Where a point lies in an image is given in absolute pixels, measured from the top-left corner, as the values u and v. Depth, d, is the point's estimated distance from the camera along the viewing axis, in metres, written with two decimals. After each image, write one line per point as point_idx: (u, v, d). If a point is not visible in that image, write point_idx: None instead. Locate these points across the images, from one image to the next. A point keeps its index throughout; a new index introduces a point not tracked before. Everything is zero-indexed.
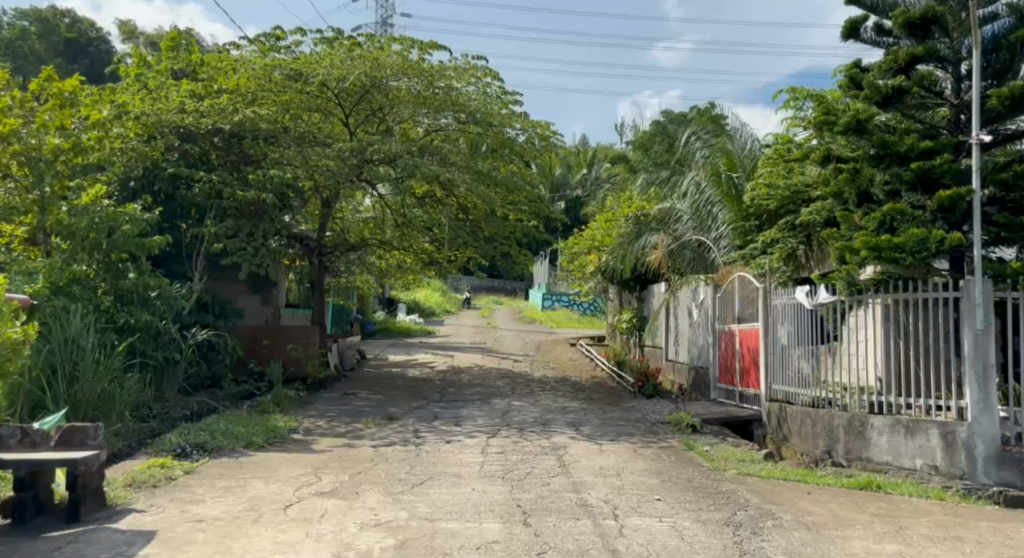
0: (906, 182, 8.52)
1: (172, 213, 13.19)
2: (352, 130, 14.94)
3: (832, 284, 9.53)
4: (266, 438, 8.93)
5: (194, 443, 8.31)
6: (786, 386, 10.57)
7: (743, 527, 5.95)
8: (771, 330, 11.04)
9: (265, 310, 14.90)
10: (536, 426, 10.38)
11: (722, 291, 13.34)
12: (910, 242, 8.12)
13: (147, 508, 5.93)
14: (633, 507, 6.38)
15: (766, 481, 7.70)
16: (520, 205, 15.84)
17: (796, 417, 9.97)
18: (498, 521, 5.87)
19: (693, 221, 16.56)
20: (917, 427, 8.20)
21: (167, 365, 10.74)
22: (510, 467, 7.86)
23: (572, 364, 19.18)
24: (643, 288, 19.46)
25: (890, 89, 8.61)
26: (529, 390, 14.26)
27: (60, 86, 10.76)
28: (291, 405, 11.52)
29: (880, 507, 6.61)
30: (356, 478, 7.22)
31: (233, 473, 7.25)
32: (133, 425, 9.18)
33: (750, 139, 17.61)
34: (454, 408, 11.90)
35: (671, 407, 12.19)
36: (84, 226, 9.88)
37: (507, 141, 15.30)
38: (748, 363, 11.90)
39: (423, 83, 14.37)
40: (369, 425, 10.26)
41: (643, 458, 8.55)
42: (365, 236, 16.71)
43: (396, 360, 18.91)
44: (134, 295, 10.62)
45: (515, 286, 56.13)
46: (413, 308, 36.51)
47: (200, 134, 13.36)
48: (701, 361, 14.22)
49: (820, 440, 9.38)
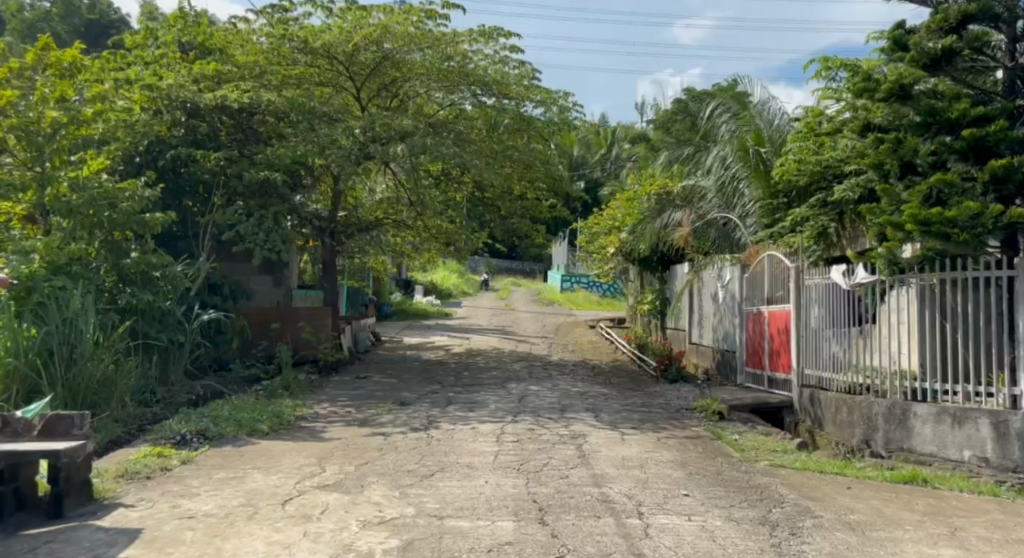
0: (956, 152, 7.96)
1: (177, 191, 12.78)
2: (364, 104, 14.44)
3: (871, 263, 8.92)
4: (271, 425, 8.49)
5: (195, 431, 7.88)
6: (818, 371, 9.99)
7: (781, 527, 5.44)
8: (804, 313, 10.41)
9: (276, 291, 14.54)
10: (554, 412, 9.90)
11: (750, 272, 12.73)
12: (963, 216, 7.49)
13: (136, 503, 5.51)
14: (659, 504, 5.90)
15: (802, 474, 7.16)
16: (538, 182, 15.28)
17: (830, 403, 9.41)
18: (513, 519, 5.40)
19: (719, 201, 16.00)
20: (965, 416, 7.62)
21: (172, 347, 10.34)
22: (526, 458, 7.38)
23: (591, 347, 18.68)
24: (665, 269, 18.84)
25: (939, 51, 8.11)
26: (547, 374, 13.79)
27: (60, 56, 10.32)
28: (300, 390, 11.12)
29: (929, 505, 6.06)
30: (363, 469, 6.79)
31: (232, 463, 6.84)
32: (135, 411, 8.79)
33: (779, 114, 16.91)
34: (470, 393, 11.46)
35: (696, 392, 11.67)
36: (84, 203, 9.52)
37: (526, 117, 14.78)
38: (778, 346, 11.35)
39: (439, 54, 13.78)
40: (381, 411, 9.84)
41: (669, 448, 8.03)
42: (380, 216, 16.28)
43: (411, 342, 18.52)
44: (137, 274, 10.27)
45: (534, 269, 55.60)
46: (430, 290, 36.16)
47: (206, 110, 12.83)
48: (727, 345, 13.66)
49: (857, 429, 8.82)
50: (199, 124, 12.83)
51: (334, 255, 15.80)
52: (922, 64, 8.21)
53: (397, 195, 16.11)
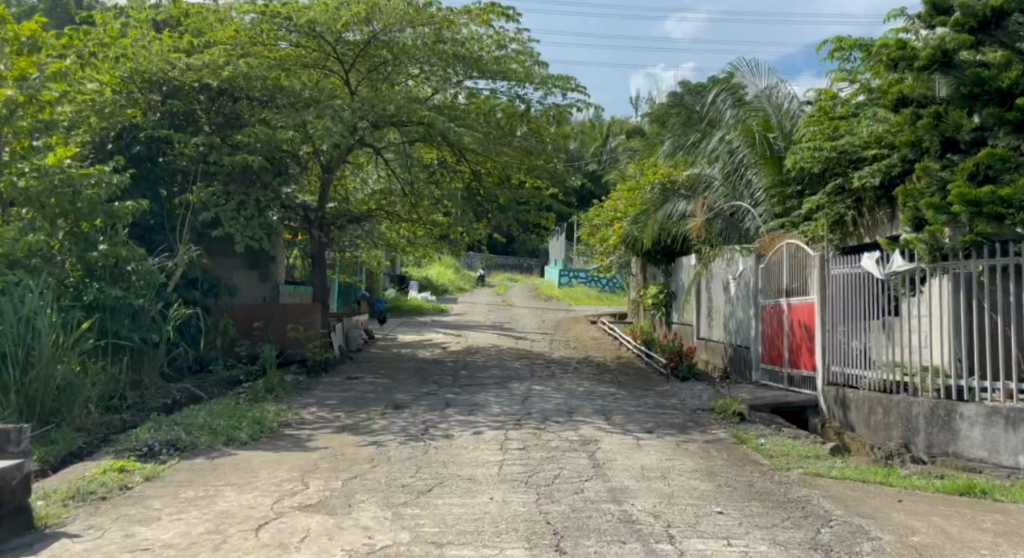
0: (1007, 124, 7.23)
1: (152, 181, 11.89)
2: (353, 88, 13.62)
3: (909, 249, 8.04)
4: (251, 433, 7.68)
5: (165, 440, 7.07)
6: (848, 368, 9.21)
7: (836, 552, 4.66)
8: (829, 305, 9.60)
9: (263, 287, 13.86)
10: (561, 416, 9.13)
11: (766, 262, 12.00)
12: (1019, 193, 6.91)
13: (82, 532, 4.71)
14: (690, 525, 5.13)
15: (842, 484, 6.40)
16: (538, 171, 14.50)
17: (862, 403, 8.59)
18: (523, 546, 4.63)
19: (726, 190, 15.29)
20: (1021, 418, 6.82)
21: (146, 347, 9.51)
22: (534, 469, 6.59)
23: (593, 343, 17.88)
24: (669, 261, 18.11)
25: (988, 13, 7.42)
26: (549, 373, 13.00)
27: (17, 30, 9.43)
28: (286, 392, 10.32)
29: (998, 522, 5.30)
30: (351, 485, 5.99)
31: (202, 480, 6.03)
32: (101, 418, 7.99)
33: (788, 97, 16.11)
34: (469, 394, 10.67)
35: (711, 391, 10.90)
36: (44, 191, 8.74)
37: (523, 101, 14.02)
38: (799, 342, 10.58)
39: (432, 33, 13.00)
40: (374, 415, 9.04)
41: (691, 455, 7.25)
42: (371, 209, 15.50)
43: (407, 341, 17.71)
44: (104, 268, 9.38)
45: (532, 265, 54.78)
46: (426, 286, 35.47)
47: (185, 92, 12.13)
48: (741, 340, 12.90)
49: (894, 432, 7.97)
50: (177, 106, 12.05)
51: (323, 248, 14.93)
52: (968, 27, 7.59)
53: (389, 185, 15.35)
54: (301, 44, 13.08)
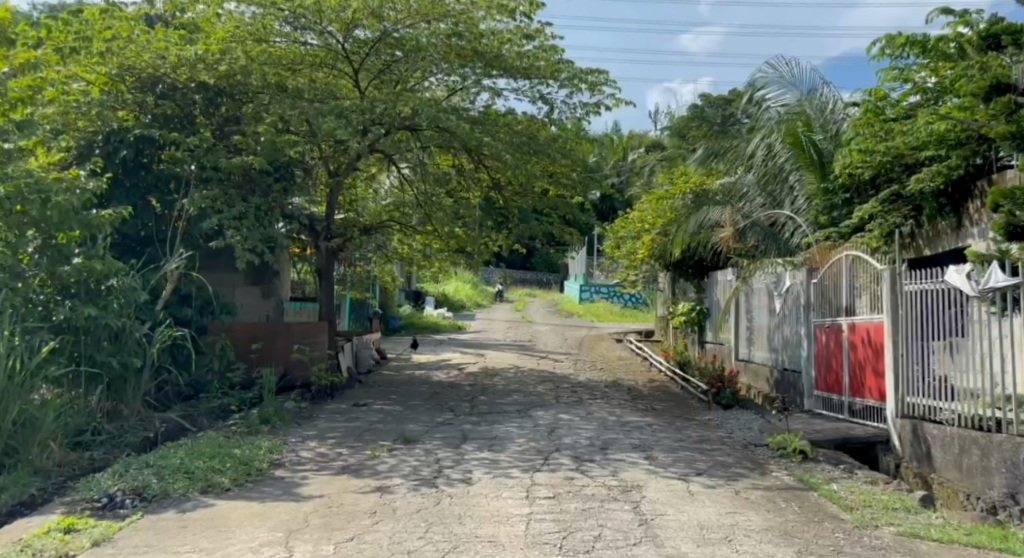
0: None
1: (142, 189, 10.86)
2: (365, 89, 12.58)
3: (1010, 262, 6.73)
4: (236, 476, 6.59)
5: (132, 489, 5.97)
6: (928, 399, 7.92)
7: None
8: (901, 325, 8.35)
9: (266, 304, 12.92)
10: (595, 453, 7.94)
11: (819, 278, 10.72)
12: None
13: None
14: None
15: (952, 552, 5.14)
16: (559, 177, 13.49)
17: (950, 442, 7.31)
18: None
19: (764, 199, 14.15)
20: None
21: (127, 374, 8.51)
22: (570, 528, 5.42)
23: (621, 364, 16.69)
24: (701, 277, 16.91)
25: None
26: (577, 398, 11.82)
27: None
28: (283, 423, 9.23)
29: None
30: (344, 552, 4.85)
31: (163, 544, 4.92)
32: (64, 458, 6.94)
33: (833, 100, 14.85)
34: (489, 425, 9.51)
35: (762, 423, 9.68)
36: (10, 195, 7.54)
37: (545, 99, 12.94)
38: (862, 363, 9.34)
39: (448, 28, 11.83)
40: (380, 452, 7.90)
41: (755, 508, 6.05)
42: (384, 220, 14.49)
43: (422, 361, 16.59)
44: (79, 283, 8.39)
45: (549, 279, 53.65)
46: (442, 302, 34.49)
47: (181, 87, 11.23)
48: (789, 361, 11.67)
49: (995, 478, 6.63)
50: (171, 106, 11.10)
51: (331, 262, 13.81)
52: None
53: (402, 195, 14.40)
54: (307, 44, 12.10)
